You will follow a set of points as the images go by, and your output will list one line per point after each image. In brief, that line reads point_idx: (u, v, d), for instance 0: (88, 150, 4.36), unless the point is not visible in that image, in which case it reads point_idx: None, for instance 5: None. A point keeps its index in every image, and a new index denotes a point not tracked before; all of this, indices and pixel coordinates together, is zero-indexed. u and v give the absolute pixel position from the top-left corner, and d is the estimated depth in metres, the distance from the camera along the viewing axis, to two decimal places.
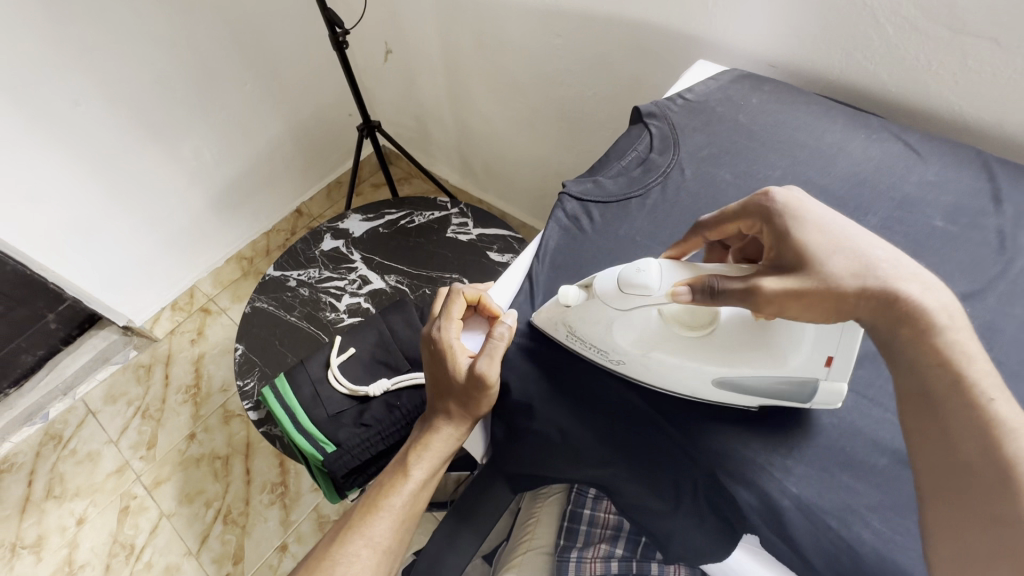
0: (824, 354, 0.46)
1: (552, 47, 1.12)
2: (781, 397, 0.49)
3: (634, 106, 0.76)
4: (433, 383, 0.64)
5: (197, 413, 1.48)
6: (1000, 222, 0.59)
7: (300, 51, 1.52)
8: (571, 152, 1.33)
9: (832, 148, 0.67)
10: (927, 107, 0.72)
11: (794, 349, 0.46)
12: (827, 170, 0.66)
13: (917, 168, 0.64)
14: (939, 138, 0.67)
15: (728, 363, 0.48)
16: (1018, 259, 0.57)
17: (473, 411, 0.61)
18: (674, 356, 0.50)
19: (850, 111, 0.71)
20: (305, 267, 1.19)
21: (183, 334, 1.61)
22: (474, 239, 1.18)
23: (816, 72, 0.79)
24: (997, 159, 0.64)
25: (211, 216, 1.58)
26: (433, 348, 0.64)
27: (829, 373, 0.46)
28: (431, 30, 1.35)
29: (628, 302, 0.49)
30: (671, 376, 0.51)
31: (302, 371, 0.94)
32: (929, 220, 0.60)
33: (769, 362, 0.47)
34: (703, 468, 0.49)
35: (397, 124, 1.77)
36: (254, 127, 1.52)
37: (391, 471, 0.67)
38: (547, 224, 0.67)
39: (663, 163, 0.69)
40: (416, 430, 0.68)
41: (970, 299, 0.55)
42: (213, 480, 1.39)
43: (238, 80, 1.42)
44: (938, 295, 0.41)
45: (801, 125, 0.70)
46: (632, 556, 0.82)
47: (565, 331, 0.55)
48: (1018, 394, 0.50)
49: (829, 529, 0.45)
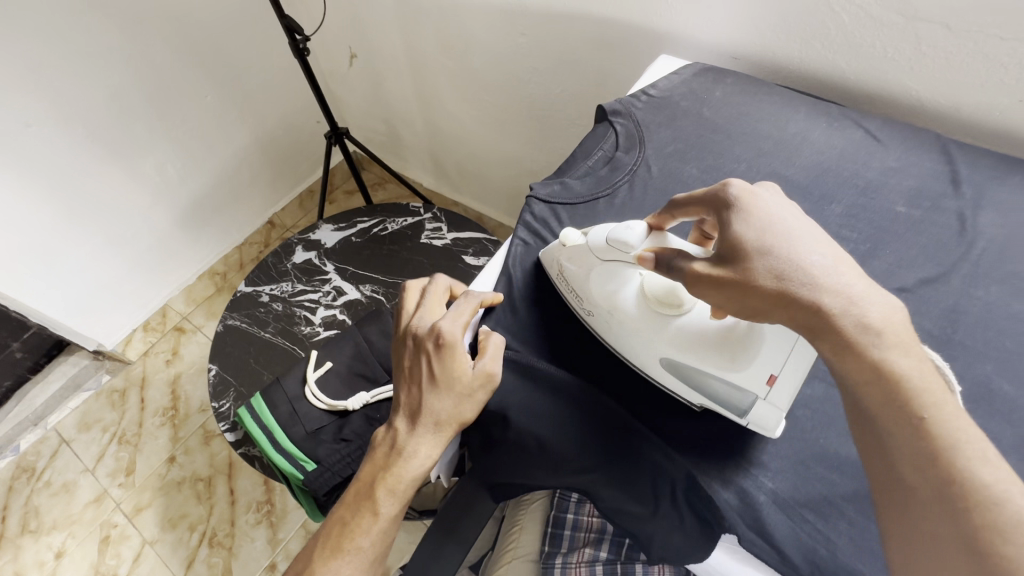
0: (767, 371, 0.46)
1: (518, 46, 1.11)
2: (720, 402, 0.49)
3: (597, 105, 0.75)
4: (411, 396, 0.59)
5: (176, 435, 1.45)
6: (958, 205, 0.60)
7: (260, 59, 1.48)
8: (543, 150, 1.32)
9: (796, 139, 0.67)
10: (884, 94, 0.73)
11: (738, 359, 0.47)
12: (791, 161, 0.66)
13: (878, 155, 0.65)
14: (898, 124, 0.68)
15: (682, 348, 0.50)
16: (978, 240, 0.58)
17: (459, 421, 0.56)
18: (636, 328, 0.52)
19: (811, 101, 0.71)
20: (277, 281, 1.16)
21: (157, 355, 1.56)
22: (449, 243, 1.16)
23: (778, 63, 0.79)
24: (955, 142, 0.65)
25: (178, 232, 1.54)
26: (416, 356, 0.59)
27: (768, 393, 0.46)
28: (394, 33, 1.33)
29: (612, 255, 0.54)
30: (628, 345, 0.54)
31: (279, 390, 0.92)
32: (892, 205, 0.61)
33: (716, 364, 0.48)
34: (681, 469, 0.49)
35: (366, 129, 1.75)
36: (218, 139, 1.49)
37: (357, 501, 0.60)
38: (516, 229, 0.67)
39: (629, 161, 0.69)
40: (381, 454, 0.60)
41: (933, 283, 0.56)
42: (197, 503, 1.36)
43: (199, 92, 1.38)
44: (868, 308, 0.40)
45: (764, 116, 0.70)
46: (617, 559, 0.82)
47: (557, 271, 0.59)
48: (984, 373, 0.51)
49: (807, 523, 0.45)
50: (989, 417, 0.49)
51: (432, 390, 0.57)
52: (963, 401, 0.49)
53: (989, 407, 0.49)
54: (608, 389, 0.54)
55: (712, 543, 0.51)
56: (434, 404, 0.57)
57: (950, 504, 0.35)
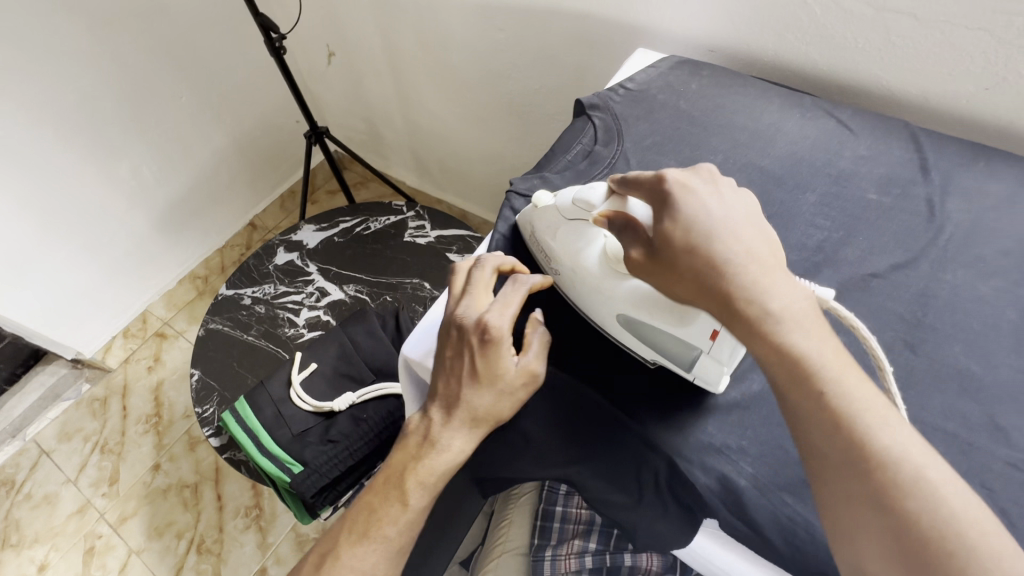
0: (711, 327, 0.47)
1: (496, 42, 1.11)
2: (669, 358, 0.51)
3: (576, 99, 0.76)
4: (447, 381, 0.54)
5: (161, 442, 1.43)
6: (928, 191, 0.62)
7: (236, 58, 1.45)
8: (525, 145, 1.32)
9: (770, 129, 0.69)
10: (856, 84, 0.74)
11: (683, 315, 0.48)
12: (766, 151, 0.67)
13: (850, 144, 0.66)
14: (869, 114, 0.69)
15: (633, 305, 0.51)
16: (946, 225, 0.59)
17: (497, 418, 0.53)
18: (593, 286, 0.53)
19: (785, 92, 0.73)
20: (259, 284, 1.15)
21: (139, 361, 1.54)
22: (433, 241, 1.16)
23: (752, 55, 0.80)
24: (924, 130, 0.67)
25: (157, 236, 1.51)
26: (455, 337, 0.54)
27: (711, 347, 0.47)
28: (373, 30, 1.32)
29: (576, 215, 0.55)
30: (587, 303, 0.55)
31: (263, 393, 0.91)
32: (864, 193, 0.62)
33: (664, 320, 0.49)
34: (664, 457, 0.49)
35: (346, 127, 1.73)
36: (194, 141, 1.46)
37: (385, 487, 0.56)
38: (496, 224, 0.66)
39: (607, 155, 0.69)
40: (412, 441, 0.56)
41: (904, 267, 0.57)
42: (184, 510, 1.34)
43: (174, 93, 1.36)
44: (776, 300, 0.42)
45: (740, 108, 0.71)
46: (607, 548, 0.79)
47: (530, 231, 0.60)
48: (953, 355, 0.52)
49: (786, 506, 0.46)
50: (958, 396, 0.50)
51: (473, 380, 0.53)
52: (934, 382, 0.51)
53: (958, 387, 0.51)
54: (592, 378, 0.54)
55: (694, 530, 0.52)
56: (472, 395, 0.53)
57: (919, 482, 0.36)
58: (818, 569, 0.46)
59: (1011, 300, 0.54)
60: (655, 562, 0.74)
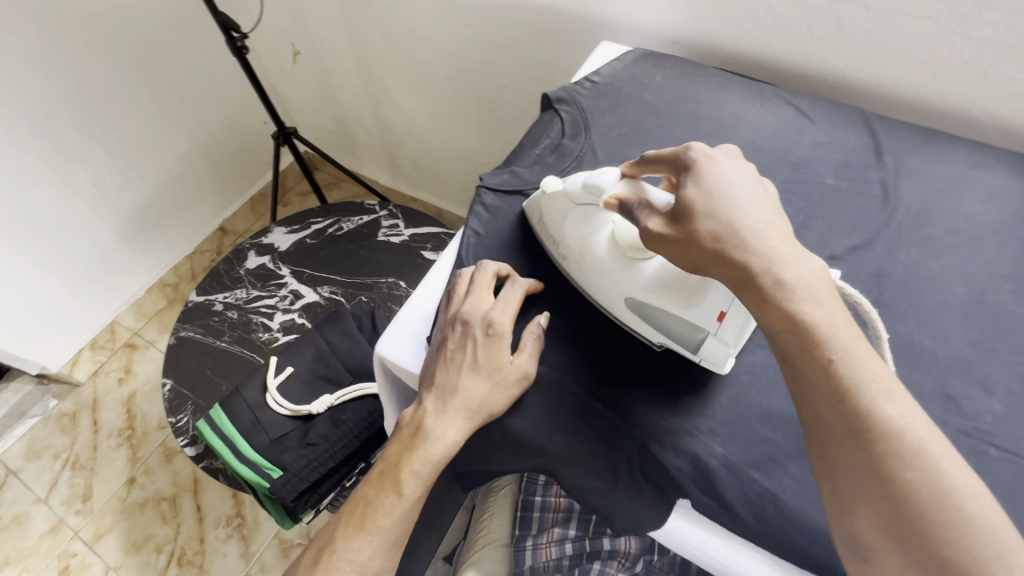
0: (717, 309, 0.49)
1: (464, 37, 1.11)
2: (675, 341, 0.53)
3: (543, 93, 0.76)
4: (443, 372, 0.55)
5: (135, 455, 1.39)
6: (883, 174, 0.64)
7: (198, 59, 1.42)
8: (497, 141, 1.32)
9: (732, 118, 0.70)
10: (814, 72, 0.76)
11: (691, 298, 0.50)
12: (729, 140, 0.68)
13: (809, 131, 0.68)
14: (826, 101, 0.71)
15: (642, 289, 0.52)
16: (900, 206, 0.62)
17: (491, 410, 0.54)
18: (603, 270, 0.55)
19: (746, 82, 0.74)
20: (231, 289, 1.14)
21: (109, 374, 1.49)
22: (407, 239, 1.14)
23: (714, 46, 0.82)
24: (877, 116, 0.69)
25: (122, 244, 1.47)
26: (455, 333, 0.56)
27: (717, 329, 0.49)
28: (338, 28, 1.30)
29: (585, 199, 0.56)
30: (596, 287, 0.57)
31: (239, 400, 0.89)
32: (822, 178, 0.64)
33: (671, 303, 0.51)
34: (636, 443, 0.51)
35: (315, 127, 1.70)
36: (158, 147, 1.43)
37: (379, 479, 0.57)
38: (466, 221, 0.67)
39: (575, 148, 0.70)
40: (406, 433, 0.56)
41: (862, 249, 0.59)
42: (162, 523, 1.31)
43: (134, 98, 1.32)
44: (791, 270, 0.43)
45: (703, 98, 0.73)
46: (585, 534, 0.84)
47: (537, 217, 0.62)
48: (907, 331, 0.54)
49: (754, 482, 0.49)
50: (914, 370, 0.52)
51: (469, 372, 0.54)
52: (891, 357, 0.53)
53: (913, 361, 0.53)
54: (567, 372, 0.55)
55: (668, 512, 0.53)
56: (467, 387, 0.54)
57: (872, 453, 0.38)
58: (786, 541, 0.48)
59: (960, 276, 0.57)
60: (634, 545, 0.81)
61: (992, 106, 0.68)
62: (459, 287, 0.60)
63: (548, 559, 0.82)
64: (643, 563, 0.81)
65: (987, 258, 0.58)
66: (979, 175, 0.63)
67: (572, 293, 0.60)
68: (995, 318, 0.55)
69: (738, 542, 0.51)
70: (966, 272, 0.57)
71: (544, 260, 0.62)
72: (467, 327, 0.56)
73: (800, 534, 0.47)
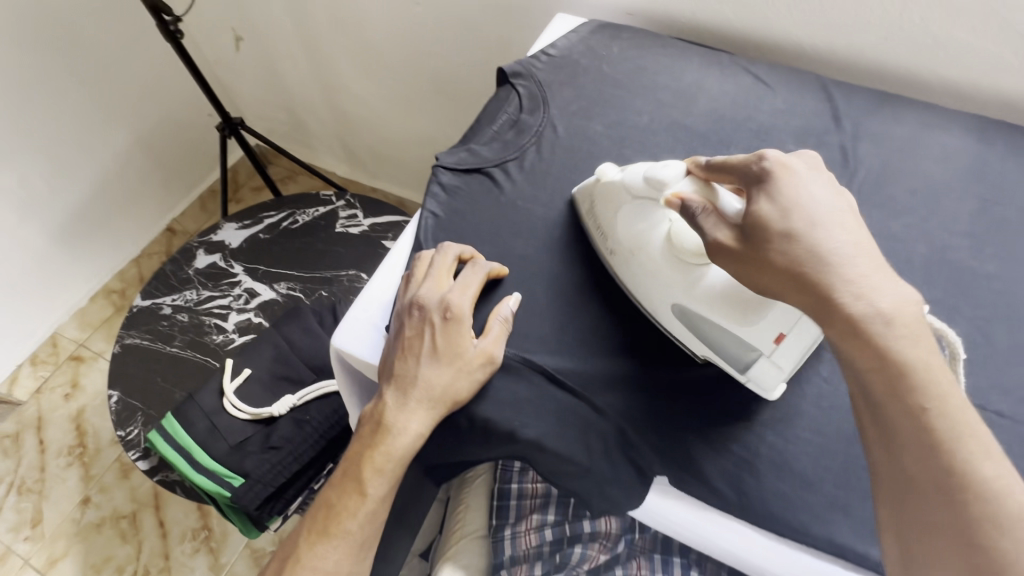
0: (777, 329, 0.46)
1: (414, 15, 1.06)
2: (723, 355, 0.49)
3: (498, 67, 0.73)
4: (401, 363, 0.53)
5: (88, 474, 1.31)
6: (842, 139, 0.64)
7: (130, 48, 1.32)
8: (455, 124, 1.28)
9: (692, 88, 0.69)
10: (770, 38, 0.75)
11: (749, 317, 0.46)
12: (690, 110, 0.67)
13: (768, 98, 0.67)
14: (783, 68, 0.71)
15: (692, 296, 0.48)
16: (859, 170, 0.62)
17: (455, 398, 0.51)
18: (657, 268, 0.51)
19: (704, 51, 0.73)
20: (179, 290, 1.10)
21: (53, 390, 1.40)
22: (367, 229, 1.09)
23: (670, 15, 0.80)
24: (833, 81, 0.69)
25: (58, 251, 1.37)
26: (412, 321, 0.54)
27: (773, 352, 0.46)
28: (281, 10, 1.23)
29: (646, 195, 0.52)
30: (641, 290, 0.53)
31: (194, 406, 0.84)
32: (784, 144, 0.64)
33: (725, 317, 0.47)
34: (610, 421, 0.51)
35: (265, 119, 1.61)
36: (93, 144, 1.33)
37: (342, 478, 0.55)
38: (423, 203, 0.63)
39: (534, 123, 0.67)
40: (366, 429, 0.54)
41: None
42: (123, 542, 1.24)
43: (60, 92, 1.22)
44: (882, 297, 0.39)
45: (661, 68, 0.71)
46: (565, 519, 0.81)
47: (587, 205, 0.58)
48: None
49: (729, 452, 0.49)
50: None
51: (429, 361, 0.52)
52: None
53: None
54: (533, 354, 0.53)
55: (645, 491, 0.51)
56: (427, 377, 0.51)
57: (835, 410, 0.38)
58: (763, 507, 0.48)
59: (920, 235, 0.57)
60: (614, 526, 0.80)
61: (943, 66, 0.68)
62: (416, 274, 0.57)
63: (528, 548, 0.80)
64: (625, 543, 0.79)
65: (945, 217, 0.58)
66: (934, 135, 0.63)
67: (540, 272, 0.58)
68: (954, 274, 0.55)
69: (715, 516, 0.50)
70: (925, 231, 0.58)
71: (506, 239, 0.60)
72: (425, 315, 0.53)
73: (775, 500, 0.47)
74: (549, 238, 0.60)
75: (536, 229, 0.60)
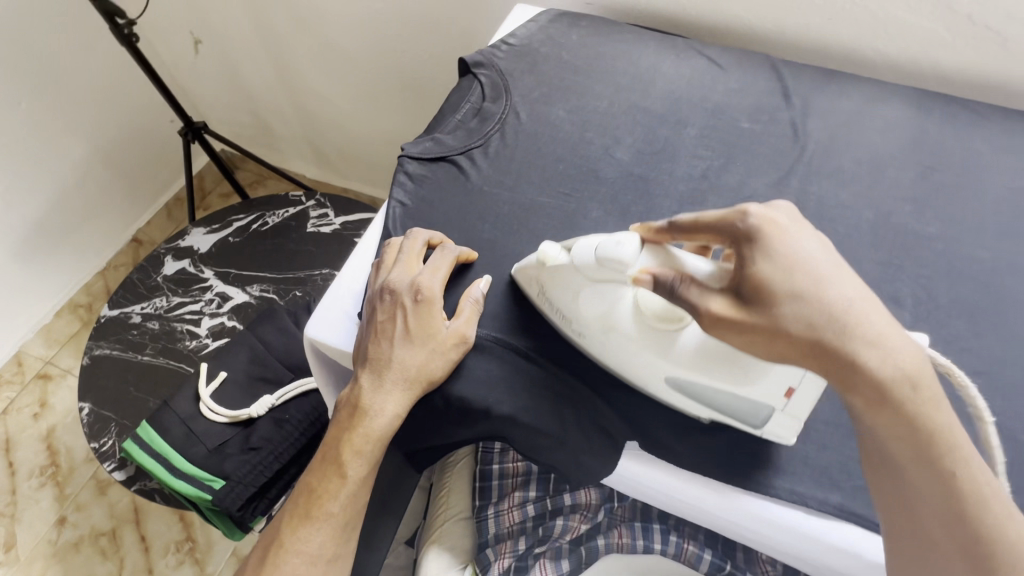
0: (785, 386, 0.45)
1: (374, 12, 1.07)
2: (732, 415, 0.50)
3: (459, 58, 0.74)
4: (374, 347, 0.54)
5: (63, 493, 1.27)
6: (792, 115, 0.67)
7: (85, 53, 1.29)
8: (422, 121, 1.28)
9: (649, 72, 0.71)
10: (720, 21, 0.78)
11: (753, 379, 0.45)
12: (647, 93, 0.69)
13: (721, 79, 0.70)
14: (733, 50, 0.73)
15: (688, 370, 0.47)
16: (809, 144, 0.64)
17: (429, 378, 0.53)
18: (639, 346, 0.49)
19: (658, 36, 0.75)
20: (148, 298, 1.07)
21: (21, 410, 1.36)
22: (339, 228, 1.10)
23: (624, 4, 0.82)
24: (782, 61, 0.72)
25: (18, 266, 1.33)
26: (383, 308, 0.54)
27: (786, 406, 0.46)
28: (241, 12, 1.22)
29: (602, 274, 0.48)
30: (616, 355, 0.51)
31: (169, 413, 0.84)
32: (737, 122, 0.66)
33: (727, 382, 0.46)
34: (582, 393, 0.53)
35: (230, 123, 1.59)
36: (52, 155, 1.30)
37: (324, 461, 0.56)
38: (390, 193, 0.64)
39: (497, 111, 0.69)
40: (344, 414, 0.55)
41: (780, 185, 0.62)
42: (103, 560, 1.21)
43: (14, 100, 1.18)
44: (899, 352, 0.39)
45: (619, 54, 0.73)
46: (546, 495, 0.83)
47: (537, 290, 0.54)
48: None
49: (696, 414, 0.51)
50: None
51: (403, 344, 0.53)
52: None
53: None
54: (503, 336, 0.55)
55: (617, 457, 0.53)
56: (400, 359, 0.53)
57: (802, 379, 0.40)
58: (729, 463, 0.51)
59: (868, 203, 0.60)
60: (593, 495, 0.82)
61: (886, 43, 0.72)
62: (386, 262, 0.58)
63: (511, 525, 0.82)
64: (606, 513, 0.82)
65: (891, 183, 0.61)
66: (877, 109, 0.66)
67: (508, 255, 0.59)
68: (901, 237, 0.58)
69: (685, 473, 0.53)
70: (873, 198, 0.61)
71: (472, 226, 0.61)
72: (402, 302, 0.54)
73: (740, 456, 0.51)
74: (514, 224, 0.61)
75: (502, 216, 0.62)
